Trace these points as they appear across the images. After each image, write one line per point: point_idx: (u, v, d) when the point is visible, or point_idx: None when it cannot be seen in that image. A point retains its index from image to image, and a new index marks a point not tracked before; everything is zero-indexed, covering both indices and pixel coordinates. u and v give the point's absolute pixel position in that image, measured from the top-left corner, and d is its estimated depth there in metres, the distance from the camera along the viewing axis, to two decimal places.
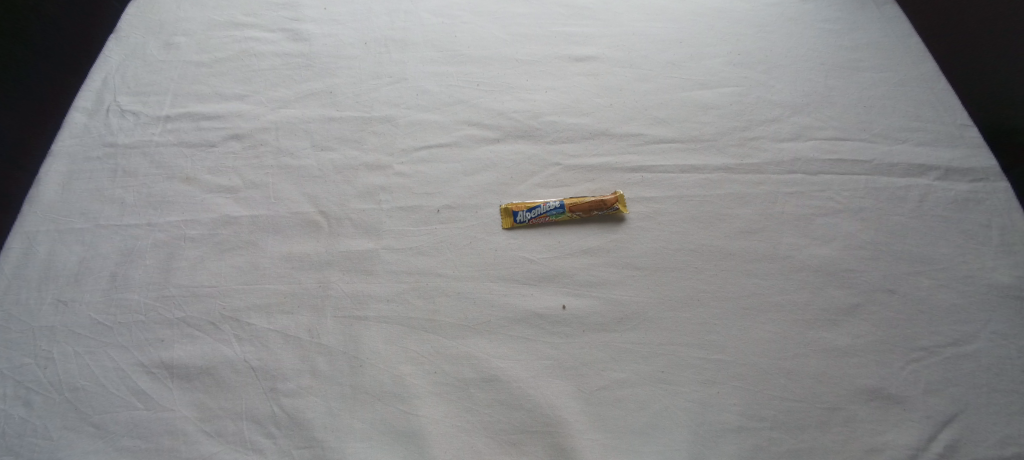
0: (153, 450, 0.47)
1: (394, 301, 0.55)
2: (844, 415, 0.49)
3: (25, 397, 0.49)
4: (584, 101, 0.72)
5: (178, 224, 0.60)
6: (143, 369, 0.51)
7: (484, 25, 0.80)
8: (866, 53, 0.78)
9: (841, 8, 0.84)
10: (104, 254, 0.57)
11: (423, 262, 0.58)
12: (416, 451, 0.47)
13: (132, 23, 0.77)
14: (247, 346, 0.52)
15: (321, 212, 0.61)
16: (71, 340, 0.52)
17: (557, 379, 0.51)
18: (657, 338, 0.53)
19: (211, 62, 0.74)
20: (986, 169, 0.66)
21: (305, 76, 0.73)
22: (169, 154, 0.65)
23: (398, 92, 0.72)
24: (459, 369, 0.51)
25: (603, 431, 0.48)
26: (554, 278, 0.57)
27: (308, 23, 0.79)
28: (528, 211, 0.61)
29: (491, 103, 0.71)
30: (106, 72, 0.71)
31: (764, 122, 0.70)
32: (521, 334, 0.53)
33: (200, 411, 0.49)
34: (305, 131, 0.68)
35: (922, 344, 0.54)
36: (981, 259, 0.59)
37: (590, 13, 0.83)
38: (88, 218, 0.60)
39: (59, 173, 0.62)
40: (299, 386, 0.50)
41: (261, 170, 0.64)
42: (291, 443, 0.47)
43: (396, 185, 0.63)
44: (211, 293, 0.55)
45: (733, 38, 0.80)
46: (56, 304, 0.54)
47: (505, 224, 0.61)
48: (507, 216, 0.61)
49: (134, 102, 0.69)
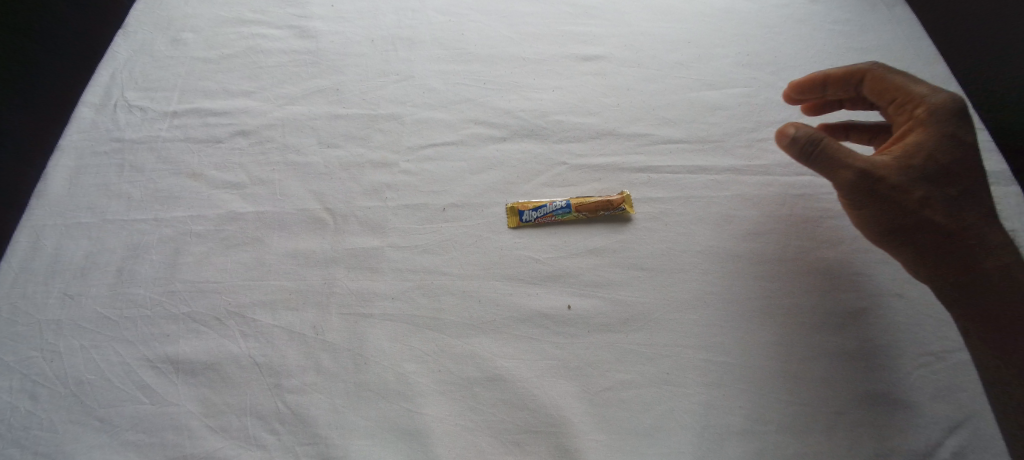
0: (157, 445, 0.47)
1: (399, 299, 0.55)
2: (851, 419, 0.49)
3: (31, 390, 0.49)
4: (591, 101, 0.72)
5: (185, 220, 0.60)
6: (147, 363, 0.51)
7: (492, 24, 0.79)
8: (879, 53, 0.77)
9: (854, 9, 0.83)
10: (110, 249, 0.58)
11: (429, 260, 0.57)
12: (419, 449, 0.47)
13: (139, 19, 0.76)
14: (252, 342, 0.52)
15: (326, 210, 0.61)
16: (77, 334, 0.52)
17: (562, 379, 0.51)
18: (662, 339, 0.53)
19: (219, 58, 0.74)
20: (997, 174, 0.65)
21: (312, 73, 0.73)
22: (176, 150, 0.65)
23: (405, 90, 0.71)
24: (462, 368, 0.51)
25: (608, 432, 0.48)
26: (559, 278, 0.57)
27: (315, 20, 0.78)
28: (534, 211, 0.61)
29: (498, 102, 0.71)
30: (113, 68, 0.71)
31: (772, 124, 0.70)
32: (526, 334, 0.53)
33: (204, 406, 0.49)
34: (311, 128, 0.68)
35: (930, 349, 0.53)
36: None
37: (598, 12, 0.82)
38: (95, 213, 0.60)
39: (67, 169, 0.62)
40: (303, 382, 0.50)
41: (268, 166, 0.64)
42: (296, 440, 0.48)
43: (402, 182, 0.63)
44: (217, 289, 0.55)
45: (742, 39, 0.79)
46: (63, 299, 0.54)
47: (509, 224, 0.61)
48: (511, 216, 0.61)
49: (141, 98, 0.69)
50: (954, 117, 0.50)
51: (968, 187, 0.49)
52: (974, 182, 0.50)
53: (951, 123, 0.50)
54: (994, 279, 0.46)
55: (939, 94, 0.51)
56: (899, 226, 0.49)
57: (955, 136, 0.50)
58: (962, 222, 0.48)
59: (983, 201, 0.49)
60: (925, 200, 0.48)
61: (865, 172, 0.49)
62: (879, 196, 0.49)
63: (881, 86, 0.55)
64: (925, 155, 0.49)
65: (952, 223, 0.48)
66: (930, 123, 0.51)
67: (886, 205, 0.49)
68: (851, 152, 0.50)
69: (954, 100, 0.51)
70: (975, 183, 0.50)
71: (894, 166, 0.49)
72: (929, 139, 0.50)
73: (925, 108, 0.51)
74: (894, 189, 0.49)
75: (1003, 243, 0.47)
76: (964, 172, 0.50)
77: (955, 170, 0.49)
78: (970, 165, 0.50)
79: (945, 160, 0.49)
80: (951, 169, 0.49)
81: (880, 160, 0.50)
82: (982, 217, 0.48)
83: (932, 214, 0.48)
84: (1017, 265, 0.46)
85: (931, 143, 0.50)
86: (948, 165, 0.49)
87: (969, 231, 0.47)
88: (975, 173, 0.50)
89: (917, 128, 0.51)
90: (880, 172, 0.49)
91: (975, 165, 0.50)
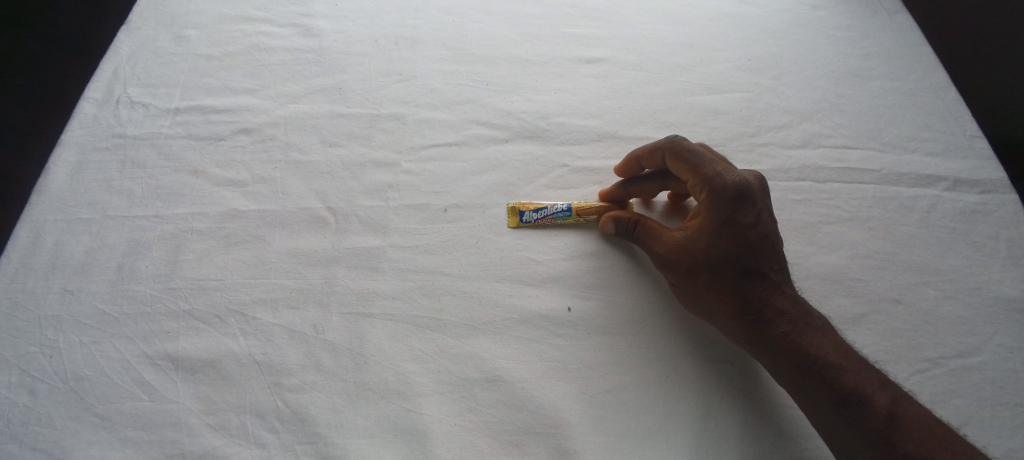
0: (157, 442, 0.47)
1: (400, 299, 0.55)
2: None
3: (30, 386, 0.49)
4: (593, 104, 0.72)
5: (186, 217, 0.60)
6: (147, 360, 0.51)
7: (495, 25, 0.79)
8: (880, 59, 0.78)
9: (856, 14, 0.83)
10: (111, 245, 0.58)
11: (431, 261, 0.58)
12: (419, 450, 0.47)
13: (142, 15, 0.76)
14: (253, 340, 0.52)
15: (328, 209, 0.61)
16: (77, 330, 0.52)
17: (559, 381, 0.51)
18: (660, 343, 0.53)
19: (222, 55, 0.74)
20: (996, 181, 0.66)
21: (314, 72, 0.73)
22: (178, 146, 0.65)
23: (408, 90, 0.71)
24: (463, 369, 0.51)
25: (605, 434, 0.48)
26: (559, 280, 0.57)
27: (318, 19, 0.78)
28: (535, 212, 0.61)
29: (501, 103, 0.71)
30: (116, 63, 0.71)
31: (773, 129, 0.70)
32: (526, 335, 0.53)
33: (204, 403, 0.49)
34: (314, 127, 0.68)
35: (927, 355, 0.54)
36: (988, 271, 0.59)
37: (602, 15, 0.82)
38: (96, 209, 0.60)
39: (68, 164, 0.62)
40: (304, 381, 0.50)
41: (270, 164, 0.64)
42: (295, 439, 0.48)
43: (404, 182, 0.63)
44: (218, 287, 0.55)
45: (744, 44, 0.79)
46: (63, 294, 0.54)
47: (510, 224, 0.61)
48: (512, 215, 0.61)
49: (144, 94, 0.69)
50: (728, 203, 0.50)
51: (757, 264, 0.50)
52: (767, 259, 0.50)
53: (724, 207, 0.50)
54: (792, 343, 0.47)
55: (726, 178, 0.51)
56: (698, 304, 0.52)
57: (734, 221, 0.50)
58: (743, 298, 0.49)
59: (769, 275, 0.50)
60: (706, 284, 0.50)
61: (661, 257, 0.53)
62: (675, 277, 0.52)
63: (677, 163, 0.54)
64: (703, 241, 0.50)
65: (735, 301, 0.49)
66: (710, 208, 0.50)
67: (683, 284, 0.52)
68: (652, 233, 0.54)
69: (737, 185, 0.50)
70: (767, 259, 0.50)
71: (679, 251, 0.51)
72: (710, 224, 0.50)
73: (706, 193, 0.51)
74: (683, 274, 0.51)
75: (785, 309, 0.48)
76: (763, 248, 0.50)
77: (753, 248, 0.50)
78: (760, 243, 0.50)
79: (728, 245, 0.49)
80: (742, 247, 0.49)
81: (675, 240, 0.52)
82: (769, 290, 0.49)
83: (721, 296, 0.50)
84: (797, 332, 0.47)
85: (709, 229, 0.50)
86: (729, 248, 0.49)
87: (762, 304, 0.49)
88: (755, 250, 0.50)
89: (703, 209, 0.51)
90: (673, 257, 0.52)
91: (759, 243, 0.50)
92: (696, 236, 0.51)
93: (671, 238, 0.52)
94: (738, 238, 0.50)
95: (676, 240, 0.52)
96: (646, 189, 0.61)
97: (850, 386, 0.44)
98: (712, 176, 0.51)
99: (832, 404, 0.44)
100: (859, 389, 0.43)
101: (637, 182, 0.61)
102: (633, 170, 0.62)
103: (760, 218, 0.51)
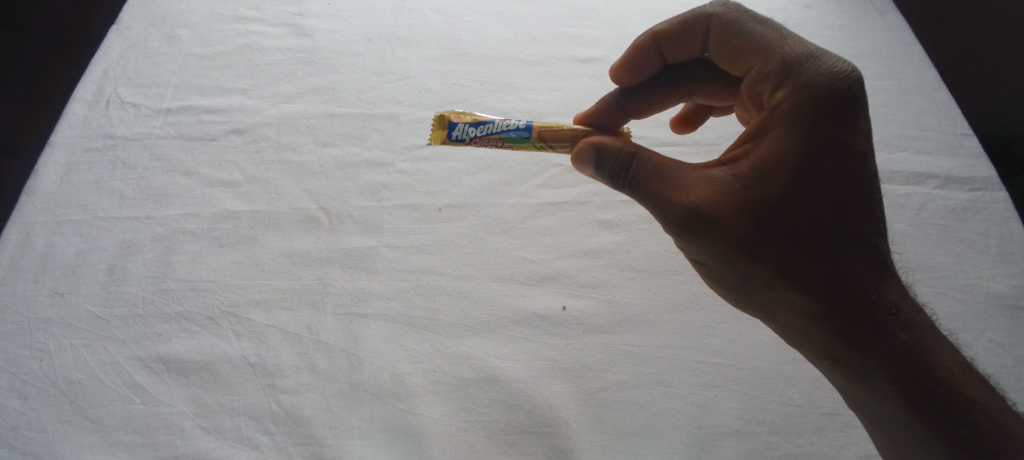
0: (149, 445, 0.47)
1: (394, 299, 0.55)
2: (843, 420, 0.50)
3: (20, 390, 0.49)
4: (586, 103, 0.72)
5: (178, 218, 0.59)
6: (140, 363, 0.51)
7: (489, 25, 0.79)
8: (872, 59, 0.78)
9: (846, 14, 0.84)
10: (102, 247, 0.57)
11: (424, 261, 0.57)
12: (415, 450, 0.47)
13: (133, 15, 0.75)
14: (246, 342, 0.52)
15: (322, 209, 0.61)
16: (68, 332, 0.52)
17: (557, 380, 0.51)
18: (656, 340, 0.54)
19: (213, 55, 0.73)
20: (986, 179, 0.66)
21: (307, 72, 0.72)
22: (169, 147, 0.65)
23: (401, 90, 0.71)
24: (459, 369, 0.51)
25: (601, 432, 0.49)
26: (554, 279, 0.57)
27: (311, 19, 0.77)
28: (474, 127, 0.52)
29: (493, 103, 0.71)
30: (106, 64, 0.70)
31: None
32: (522, 334, 0.53)
33: (198, 406, 0.49)
34: (306, 126, 0.67)
35: None
36: (979, 268, 0.59)
37: (595, 14, 0.82)
38: (87, 210, 0.59)
39: (58, 166, 0.62)
40: (298, 383, 0.50)
41: (262, 165, 0.64)
42: (289, 440, 0.47)
43: (398, 182, 0.63)
44: (210, 288, 0.55)
45: None
46: (53, 297, 0.54)
47: (436, 138, 0.53)
48: (441, 128, 0.53)
49: (134, 95, 0.68)
50: (819, 118, 0.37)
51: (844, 220, 0.38)
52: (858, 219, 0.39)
53: (812, 125, 0.37)
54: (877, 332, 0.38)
55: (819, 79, 0.38)
56: (742, 270, 0.42)
57: (823, 147, 0.37)
58: (818, 267, 0.39)
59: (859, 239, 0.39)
60: (763, 247, 0.39)
61: (694, 205, 0.41)
62: (710, 231, 0.41)
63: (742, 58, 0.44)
64: (766, 178, 0.38)
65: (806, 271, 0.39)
66: (787, 124, 0.38)
67: (722, 241, 0.41)
68: (683, 177, 0.42)
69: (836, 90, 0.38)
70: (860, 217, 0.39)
71: (721, 195, 0.40)
72: (779, 149, 0.38)
73: (787, 98, 0.39)
74: (725, 226, 0.40)
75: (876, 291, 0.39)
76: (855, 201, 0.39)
77: (842, 196, 0.38)
78: (853, 193, 0.38)
79: (806, 185, 0.38)
80: (827, 193, 0.38)
81: (715, 180, 0.41)
82: (857, 261, 0.39)
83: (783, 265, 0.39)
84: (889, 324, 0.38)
85: (776, 157, 0.38)
86: (807, 191, 0.38)
87: (842, 280, 0.39)
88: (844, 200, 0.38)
89: (774, 127, 0.39)
90: (716, 205, 0.40)
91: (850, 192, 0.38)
92: (749, 170, 0.39)
93: (708, 177, 0.41)
94: (823, 179, 0.38)
95: (722, 182, 0.40)
96: (649, 98, 0.57)
97: (966, 407, 0.36)
98: (796, 71, 0.39)
99: (924, 420, 0.37)
100: (971, 409, 0.36)
101: (641, 86, 0.56)
102: (636, 71, 0.55)
103: (859, 149, 0.38)
